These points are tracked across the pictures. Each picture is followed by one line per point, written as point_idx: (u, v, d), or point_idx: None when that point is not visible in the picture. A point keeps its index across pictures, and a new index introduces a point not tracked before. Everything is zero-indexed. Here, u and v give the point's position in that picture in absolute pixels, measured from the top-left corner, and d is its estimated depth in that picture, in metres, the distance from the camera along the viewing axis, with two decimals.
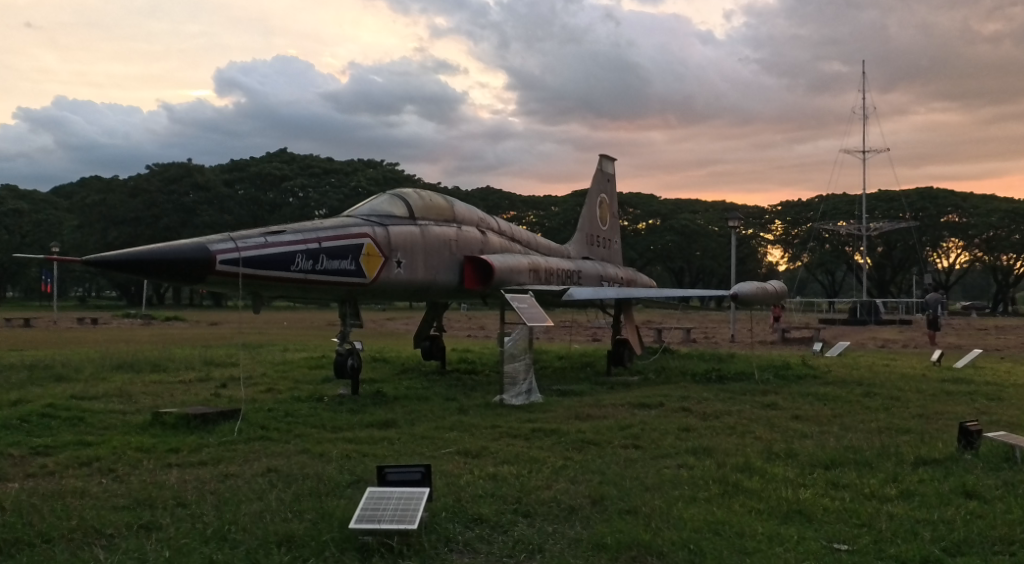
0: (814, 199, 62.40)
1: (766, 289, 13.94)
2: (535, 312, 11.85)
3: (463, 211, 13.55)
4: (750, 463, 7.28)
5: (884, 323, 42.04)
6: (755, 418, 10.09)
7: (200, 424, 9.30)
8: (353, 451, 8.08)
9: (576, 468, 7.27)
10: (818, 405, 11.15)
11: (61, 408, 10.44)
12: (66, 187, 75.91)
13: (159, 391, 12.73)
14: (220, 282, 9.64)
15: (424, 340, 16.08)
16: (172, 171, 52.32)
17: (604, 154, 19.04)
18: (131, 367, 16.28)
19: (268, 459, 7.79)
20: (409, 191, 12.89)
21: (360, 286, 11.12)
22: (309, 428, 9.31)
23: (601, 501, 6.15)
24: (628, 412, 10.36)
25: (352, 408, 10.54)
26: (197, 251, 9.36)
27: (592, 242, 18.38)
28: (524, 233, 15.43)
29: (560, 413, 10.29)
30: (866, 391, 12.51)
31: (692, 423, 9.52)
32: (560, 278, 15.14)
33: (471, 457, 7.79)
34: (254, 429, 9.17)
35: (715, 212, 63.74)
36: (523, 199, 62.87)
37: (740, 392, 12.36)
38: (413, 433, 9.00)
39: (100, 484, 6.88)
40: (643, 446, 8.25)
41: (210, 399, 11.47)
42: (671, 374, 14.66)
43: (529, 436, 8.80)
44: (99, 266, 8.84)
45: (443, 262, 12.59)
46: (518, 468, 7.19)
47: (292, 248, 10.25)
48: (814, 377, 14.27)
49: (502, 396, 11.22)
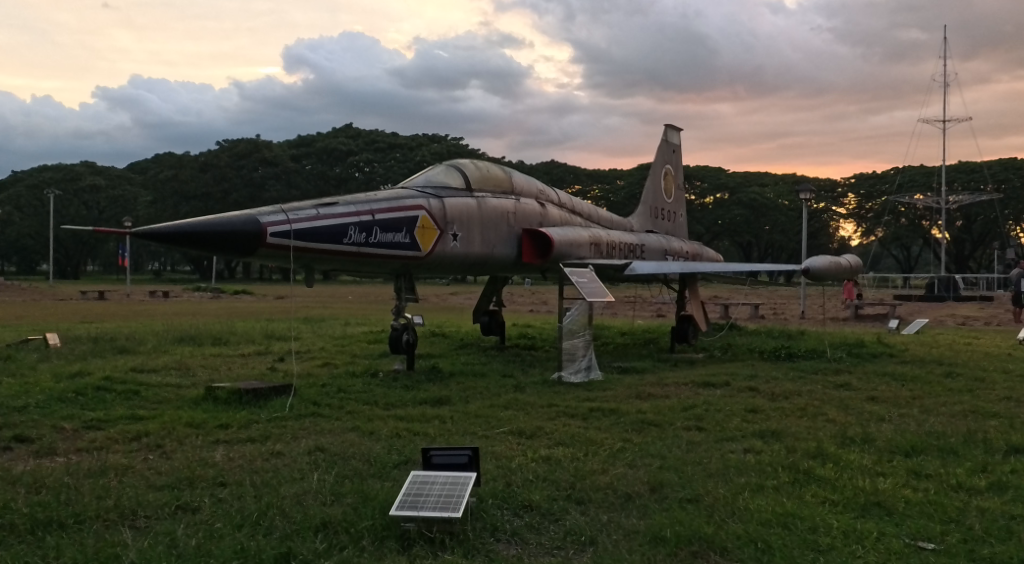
0: (889, 171, 60.27)
1: (840, 263, 13.26)
2: (596, 287, 11.41)
3: (522, 183, 13.17)
4: (822, 448, 6.81)
5: (963, 299, 40.43)
6: (827, 400, 9.54)
7: (252, 399, 9.14)
8: (404, 429, 7.82)
9: (635, 451, 6.89)
10: (895, 386, 10.52)
11: (117, 381, 10.42)
12: (141, 164, 77.71)
13: (217, 364, 12.72)
14: (271, 255, 9.44)
15: (484, 315, 15.80)
16: (241, 146, 52.96)
17: (669, 124, 18.41)
18: (193, 340, 16.36)
19: (318, 436, 7.58)
20: (465, 162, 12.55)
21: (414, 260, 10.84)
22: (361, 405, 9.09)
23: (660, 488, 5.77)
24: (692, 391, 9.92)
25: (406, 384, 10.32)
26: (248, 223, 9.18)
27: (656, 215, 17.83)
28: (584, 205, 14.98)
29: (620, 391, 9.89)
30: (946, 371, 11.81)
31: (759, 404, 9.03)
32: (622, 252, 14.68)
33: (525, 438, 7.47)
34: (306, 405, 8.98)
35: (785, 185, 62.13)
36: (587, 173, 62.21)
37: (810, 370, 11.80)
38: (467, 411, 8.71)
39: (146, 460, 6.74)
40: (706, 429, 7.81)
41: (265, 374, 11.36)
42: (738, 351, 14.11)
43: (586, 416, 8.43)
44: (150, 239, 8.70)
45: (501, 235, 12.24)
46: (573, 451, 6.84)
47: (345, 221, 10.00)
48: (891, 356, 13.59)
49: (561, 372, 10.89)
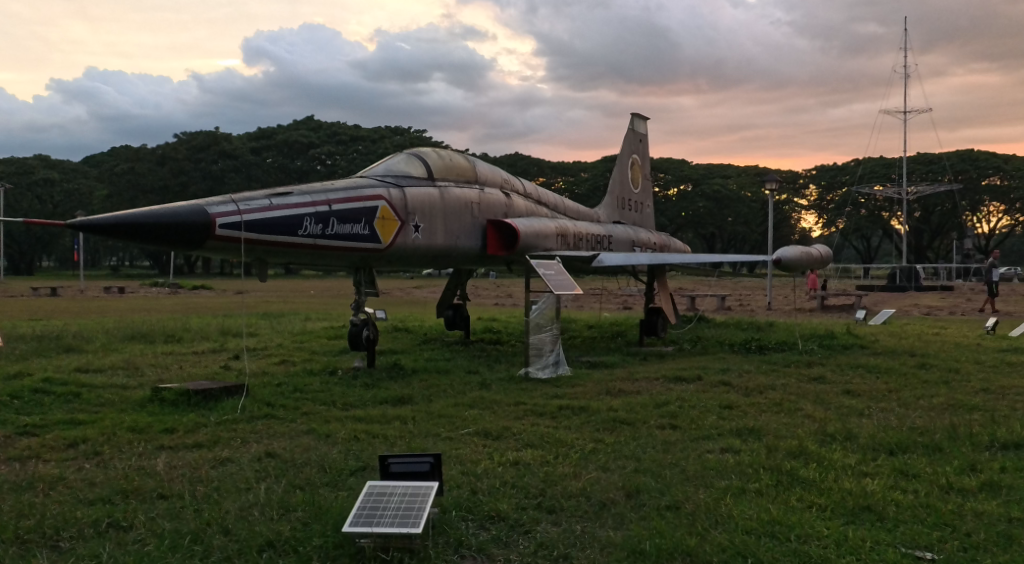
0: (850, 162, 60.72)
1: (811, 254, 12.98)
2: (563, 279, 10.98)
3: (486, 172, 12.73)
4: (803, 446, 6.48)
5: (924, 289, 40.73)
6: (803, 394, 9.24)
7: (201, 400, 8.63)
8: (363, 432, 7.38)
9: (608, 452, 6.52)
10: (870, 379, 10.26)
11: (58, 382, 9.83)
12: (97, 157, 75.89)
13: (168, 363, 12.15)
14: (220, 248, 8.92)
15: (447, 309, 15.38)
16: (200, 139, 51.81)
17: (636, 112, 18.05)
18: (144, 338, 15.71)
19: (271, 441, 7.12)
20: (427, 150, 12.08)
21: (374, 253, 10.37)
22: (317, 405, 8.62)
23: (637, 494, 5.40)
24: (663, 387, 9.58)
25: (367, 382, 9.85)
26: (195, 214, 8.64)
27: (623, 206, 17.49)
28: (550, 195, 14.57)
29: (589, 388, 9.51)
30: (919, 362, 11.59)
31: (734, 399, 8.69)
32: (590, 243, 14.31)
33: (491, 439, 7.06)
34: (259, 406, 8.49)
35: (747, 177, 62.38)
36: (551, 165, 61.96)
37: (783, 363, 11.52)
38: (429, 410, 8.28)
39: (80, 470, 6.24)
40: (681, 427, 7.46)
41: (217, 373, 10.82)
42: (707, 344, 13.82)
43: (554, 415, 8.04)
44: (87, 231, 8.14)
45: (465, 226, 11.80)
46: (541, 453, 6.44)
47: (299, 211, 9.50)
48: (862, 347, 13.37)
49: (527, 368, 10.53)
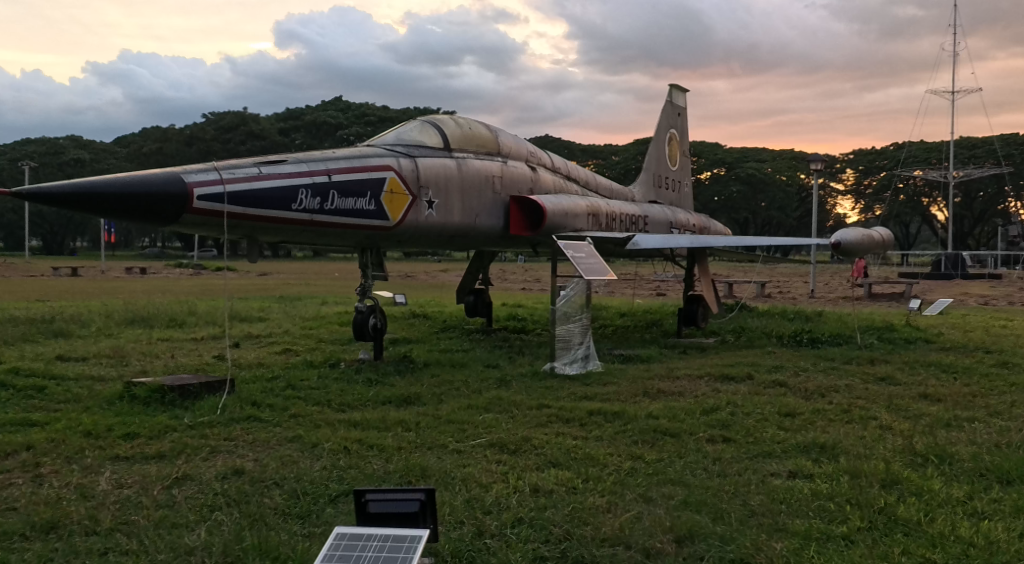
0: (890, 146, 58.69)
1: (872, 236, 11.60)
2: (594, 263, 9.65)
3: (509, 143, 11.49)
4: (891, 470, 5.26)
5: (971, 277, 38.95)
6: (871, 398, 7.98)
7: (177, 398, 7.49)
8: (356, 440, 6.22)
9: (651, 475, 5.35)
10: (947, 381, 8.90)
11: (27, 374, 8.75)
12: (128, 137, 75.52)
13: (160, 352, 11.08)
14: (199, 223, 7.76)
15: (468, 295, 14.19)
16: (226, 119, 50.90)
17: (674, 83, 16.66)
18: (146, 323, 14.64)
19: (247, 454, 5.99)
20: (444, 117, 10.85)
21: (381, 231, 9.19)
22: (309, 406, 7.46)
23: (690, 539, 4.27)
24: (708, 387, 8.37)
25: (372, 377, 8.70)
26: (170, 183, 7.49)
27: (660, 184, 16.17)
28: (580, 171, 13.27)
29: (624, 387, 8.31)
30: (998, 360, 10.21)
31: (793, 404, 7.43)
32: (624, 224, 13.05)
33: (507, 454, 5.88)
34: (243, 406, 7.34)
35: (784, 161, 60.59)
36: (583, 148, 60.65)
37: (841, 360, 10.21)
38: (437, 414, 7.11)
39: (6, 489, 5.14)
40: (734, 440, 6.24)
41: (208, 365, 9.71)
42: (753, 336, 12.48)
43: (584, 422, 6.83)
44: (38, 200, 6.97)
45: (485, 203, 10.59)
46: (569, 475, 5.28)
47: (294, 181, 8.32)
48: (927, 341, 12.00)
49: (553, 363, 9.33)
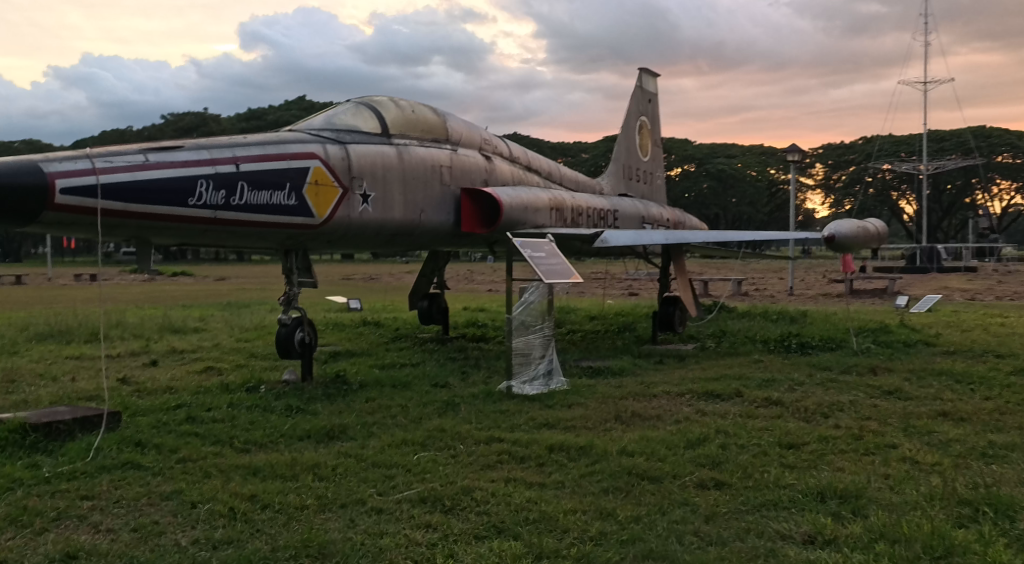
0: (859, 140, 58.11)
1: (867, 229, 10.37)
2: (557, 265, 8.29)
3: (460, 129, 10.12)
4: (942, 532, 4.02)
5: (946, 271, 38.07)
6: (884, 419, 6.74)
7: (42, 439, 6.06)
8: (248, 496, 4.84)
9: (625, 547, 4.07)
10: (965, 394, 7.66)
11: None
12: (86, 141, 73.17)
13: (60, 373, 9.58)
14: (68, 223, 6.35)
15: (422, 300, 12.83)
16: (184, 120, 49.13)
17: (644, 67, 15.37)
18: (64, 337, 13.08)
19: (100, 520, 4.61)
20: (383, 99, 9.46)
21: (305, 230, 7.81)
22: (207, 445, 6.07)
23: None
24: (689, 409, 7.09)
25: (295, 403, 7.33)
26: (25, 172, 6.07)
27: (630, 175, 14.89)
28: (542, 161, 11.94)
29: (593, 410, 7.02)
30: (1012, 367, 9.01)
31: (798, 431, 6.16)
32: (591, 220, 11.74)
33: (440, 514, 4.56)
34: (122, 448, 5.94)
35: (754, 157, 59.90)
36: (552, 147, 59.53)
37: (839, 369, 8.98)
38: (362, 453, 5.75)
39: None
40: (731, 484, 4.96)
41: (108, 390, 8.27)
42: (736, 342, 11.24)
43: (542, 461, 5.51)
44: None
45: (432, 197, 9.23)
46: (516, 550, 4.00)
47: (191, 171, 6.92)
48: (927, 345, 10.80)
49: (511, 382, 7.95)
